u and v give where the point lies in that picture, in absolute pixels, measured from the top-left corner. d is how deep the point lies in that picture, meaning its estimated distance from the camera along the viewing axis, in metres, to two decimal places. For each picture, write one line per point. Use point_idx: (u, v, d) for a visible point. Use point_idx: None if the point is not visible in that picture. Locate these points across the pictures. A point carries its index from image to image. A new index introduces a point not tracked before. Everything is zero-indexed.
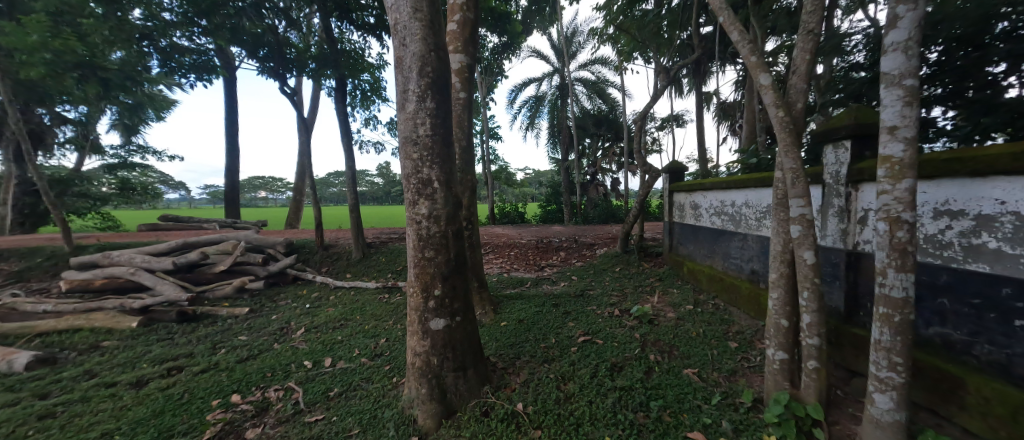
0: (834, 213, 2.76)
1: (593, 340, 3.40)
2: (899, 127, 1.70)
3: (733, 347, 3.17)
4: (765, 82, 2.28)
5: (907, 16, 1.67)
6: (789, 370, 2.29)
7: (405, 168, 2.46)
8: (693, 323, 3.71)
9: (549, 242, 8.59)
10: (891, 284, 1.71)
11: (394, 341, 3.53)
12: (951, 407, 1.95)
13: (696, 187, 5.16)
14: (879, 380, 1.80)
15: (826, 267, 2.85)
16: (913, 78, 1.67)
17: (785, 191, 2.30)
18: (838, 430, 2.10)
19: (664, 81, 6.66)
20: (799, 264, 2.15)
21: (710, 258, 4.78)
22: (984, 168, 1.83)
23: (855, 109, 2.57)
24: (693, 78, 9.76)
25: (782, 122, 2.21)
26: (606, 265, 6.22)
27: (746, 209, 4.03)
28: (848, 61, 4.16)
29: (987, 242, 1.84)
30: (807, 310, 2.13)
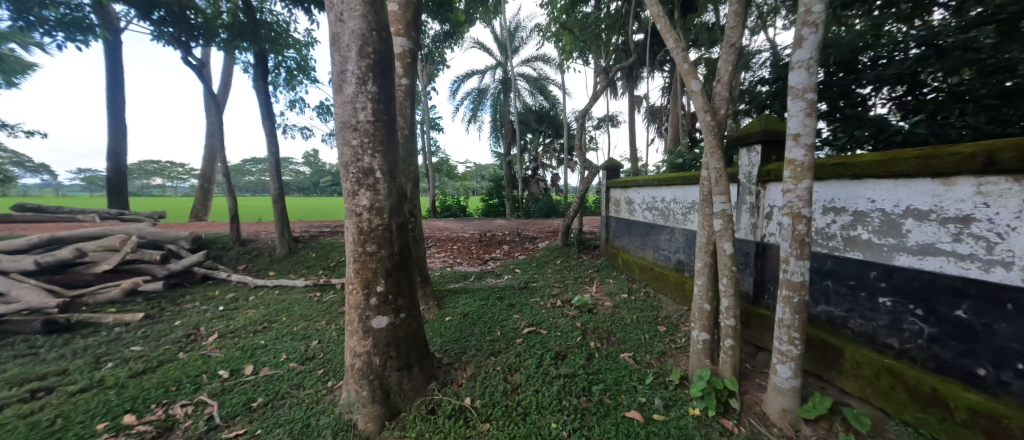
0: (746, 208, 3.13)
1: (537, 331, 3.49)
2: (802, 135, 1.98)
3: (662, 331, 3.46)
4: (695, 88, 2.49)
5: (810, 38, 1.93)
6: (710, 349, 2.56)
7: (343, 155, 2.26)
8: (628, 310, 3.99)
9: (492, 235, 8.61)
10: (792, 270, 2.00)
11: (329, 342, 3.27)
12: (832, 371, 2.32)
13: (631, 183, 5.51)
14: (781, 353, 2.09)
15: (739, 257, 3.23)
16: (813, 93, 1.95)
17: (710, 188, 2.54)
18: (748, 399, 2.39)
19: (602, 82, 6.99)
20: (720, 254, 2.41)
21: (642, 250, 5.17)
22: (861, 172, 2.19)
23: (764, 117, 2.93)
24: (627, 82, 10.37)
25: (709, 126, 2.45)
26: (547, 258, 6.40)
27: (674, 204, 4.40)
28: (756, 75, 4.73)
29: (861, 234, 2.22)
30: (725, 295, 2.39)
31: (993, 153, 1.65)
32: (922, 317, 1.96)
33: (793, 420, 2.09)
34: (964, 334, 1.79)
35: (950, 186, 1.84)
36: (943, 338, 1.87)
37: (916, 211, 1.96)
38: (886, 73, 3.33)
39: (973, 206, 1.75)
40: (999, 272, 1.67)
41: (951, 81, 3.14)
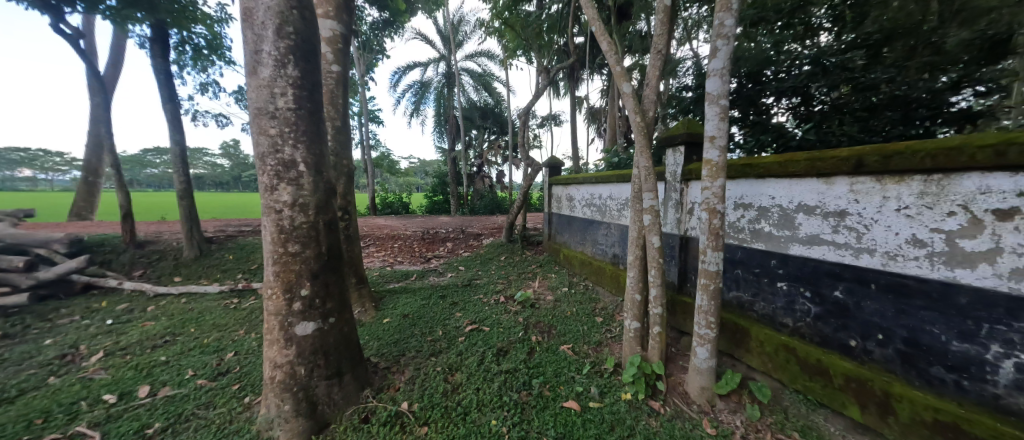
0: (672, 204, 3.37)
1: (480, 328, 3.46)
2: (716, 137, 2.17)
3: (599, 321, 3.62)
4: (627, 90, 2.62)
5: (723, 50, 2.11)
6: (640, 336, 2.73)
7: (259, 144, 2.03)
8: (568, 303, 4.12)
9: (436, 232, 8.42)
10: (709, 260, 2.19)
11: (247, 354, 2.95)
12: (741, 350, 2.60)
13: (571, 180, 5.70)
14: (700, 336, 2.29)
15: (666, 249, 3.48)
16: (725, 100, 2.14)
17: (640, 185, 2.70)
18: (673, 380, 2.59)
19: (544, 81, 7.12)
20: (649, 247, 2.57)
21: (582, 245, 5.37)
22: (765, 172, 2.46)
23: (687, 121, 3.18)
24: (568, 82, 10.69)
25: (639, 127, 2.60)
26: (492, 254, 6.39)
27: (610, 201, 4.62)
28: (682, 82, 5.13)
29: (764, 227, 2.51)
30: (654, 285, 2.56)
31: (861, 157, 1.94)
32: (810, 298, 2.26)
33: (710, 396, 2.31)
34: (840, 311, 2.10)
35: (830, 185, 2.14)
36: (825, 315, 2.18)
37: (806, 206, 2.26)
38: (785, 85, 3.81)
39: (847, 202, 2.06)
40: (865, 257, 1.99)
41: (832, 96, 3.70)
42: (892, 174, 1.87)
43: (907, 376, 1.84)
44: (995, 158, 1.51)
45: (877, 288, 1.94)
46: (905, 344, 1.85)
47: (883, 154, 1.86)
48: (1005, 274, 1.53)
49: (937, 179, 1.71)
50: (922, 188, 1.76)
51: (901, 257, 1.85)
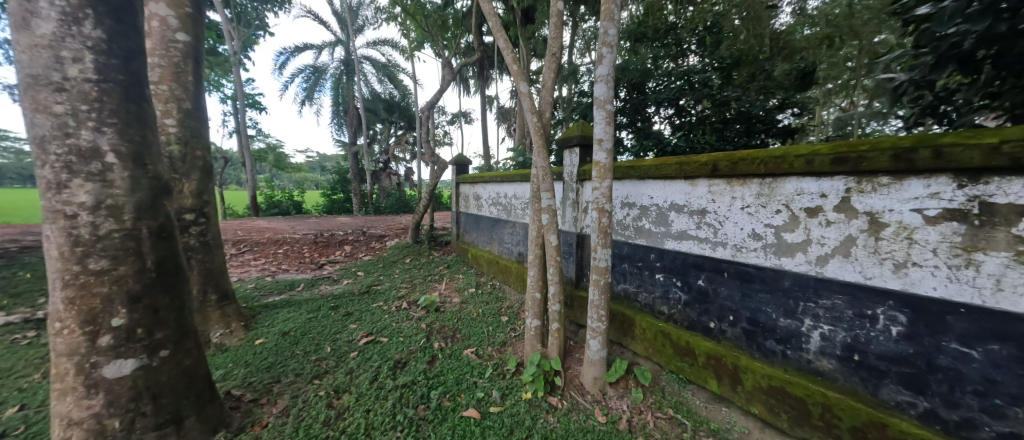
0: (569, 203, 3.52)
1: (377, 340, 3.16)
2: (604, 140, 2.28)
3: (504, 321, 3.62)
4: (524, 90, 2.62)
5: (608, 57, 2.22)
6: (541, 333, 2.78)
7: (35, 124, 1.49)
8: (475, 304, 4.05)
9: (332, 235, 7.61)
10: (599, 257, 2.31)
11: (42, 406, 2.20)
12: (628, 338, 2.81)
13: (478, 179, 5.63)
14: (593, 329, 2.41)
15: (564, 247, 3.62)
16: (611, 104, 2.26)
17: (538, 184, 2.73)
18: (570, 373, 2.69)
19: (450, 76, 6.92)
20: (547, 246, 2.62)
21: (489, 244, 5.35)
22: (645, 174, 2.70)
23: (581, 124, 3.34)
24: (478, 80, 10.62)
25: (535, 127, 2.62)
26: (396, 257, 5.99)
27: (515, 200, 4.67)
28: (579, 87, 5.44)
29: (645, 224, 2.76)
30: (552, 283, 2.62)
31: (717, 162, 2.23)
32: (680, 287, 2.54)
33: (601, 385, 2.45)
34: (704, 297, 2.39)
35: (694, 186, 2.42)
36: (692, 302, 2.46)
37: (677, 205, 2.53)
38: (663, 97, 4.26)
39: (707, 201, 2.35)
40: (720, 249, 2.29)
41: (699, 109, 4.26)
42: (739, 177, 2.17)
43: (750, 350, 2.16)
44: (807, 165, 1.84)
45: (729, 275, 2.25)
46: (748, 323, 2.17)
47: (731, 160, 2.16)
48: (813, 260, 1.88)
49: (769, 182, 2.04)
50: (759, 189, 2.08)
51: (745, 248, 2.16)
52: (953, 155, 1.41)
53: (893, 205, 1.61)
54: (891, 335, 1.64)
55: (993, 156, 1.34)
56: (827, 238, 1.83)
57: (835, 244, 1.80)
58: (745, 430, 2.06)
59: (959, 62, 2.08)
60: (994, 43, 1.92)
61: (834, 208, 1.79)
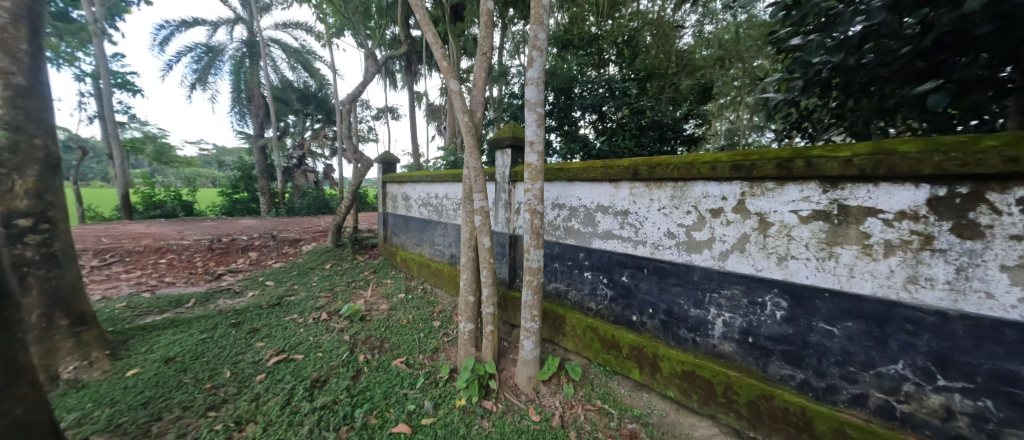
0: (501, 204, 3.52)
1: (291, 358, 2.83)
2: (535, 142, 2.31)
3: (437, 326, 3.49)
4: (454, 88, 2.53)
5: (538, 61, 2.25)
6: (475, 337, 2.74)
7: None
8: (405, 310, 3.85)
9: (234, 240, 6.66)
10: (532, 258, 2.33)
11: None
12: (560, 336, 2.90)
13: (407, 178, 5.35)
14: (527, 330, 2.43)
15: (497, 248, 3.62)
16: (542, 107, 2.29)
17: (470, 186, 2.68)
18: (505, 375, 2.68)
19: (374, 69, 6.49)
20: (480, 248, 2.58)
21: (419, 246, 5.13)
22: (574, 176, 2.81)
23: (513, 125, 3.36)
24: (405, 75, 10.15)
25: (467, 126, 2.56)
26: (313, 263, 5.44)
27: (446, 200, 4.52)
28: (509, 89, 5.48)
29: (575, 224, 2.88)
30: (485, 285, 2.59)
31: (637, 166, 2.40)
32: (606, 283, 2.69)
33: (535, 384, 2.49)
34: (627, 292, 2.57)
35: (618, 188, 2.58)
36: (616, 297, 2.63)
37: (602, 206, 2.68)
38: (587, 102, 4.49)
39: (629, 202, 2.52)
40: (641, 247, 2.48)
41: (618, 116, 4.59)
42: (656, 181, 2.37)
43: (667, 339, 2.37)
44: (711, 171, 2.06)
45: (648, 271, 2.44)
46: (665, 315, 2.37)
47: (650, 165, 2.34)
48: (716, 256, 2.12)
49: (680, 185, 2.25)
50: (673, 192, 2.29)
51: (661, 246, 2.37)
52: (820, 165, 1.69)
53: (777, 207, 1.88)
54: (776, 319, 1.91)
55: (847, 166, 1.62)
56: (727, 236, 2.07)
57: (733, 241, 2.05)
58: (664, 413, 2.24)
59: (818, 88, 2.51)
60: (841, 73, 2.36)
61: (733, 209, 2.03)
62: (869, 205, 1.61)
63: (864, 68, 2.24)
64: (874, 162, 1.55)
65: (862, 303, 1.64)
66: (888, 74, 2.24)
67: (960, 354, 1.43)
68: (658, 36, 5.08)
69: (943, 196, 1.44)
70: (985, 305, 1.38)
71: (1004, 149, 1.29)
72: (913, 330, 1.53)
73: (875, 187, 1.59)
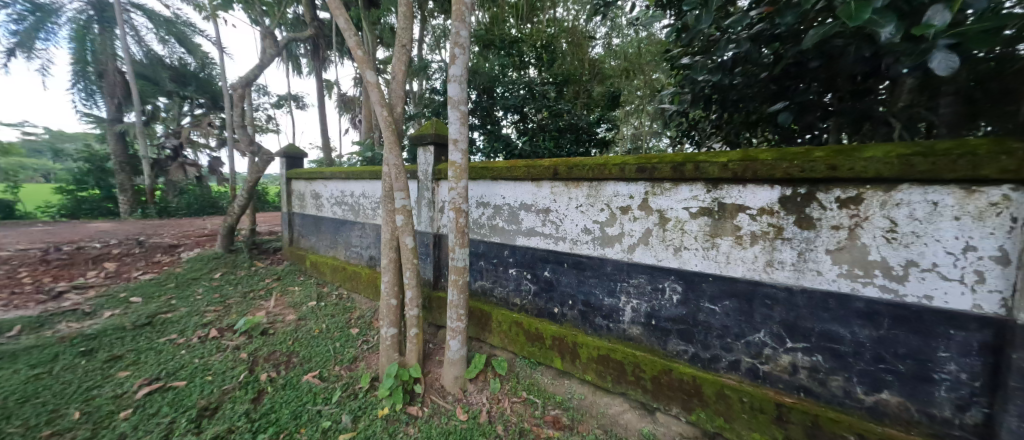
0: (424, 203, 3.42)
1: (169, 386, 2.45)
2: (459, 140, 2.28)
3: (354, 333, 3.26)
4: (370, 79, 2.37)
5: (460, 58, 2.23)
6: (398, 342, 2.63)
7: None
8: (316, 319, 3.54)
9: (81, 247, 5.38)
10: (457, 257, 2.31)
11: None
12: (486, 333, 2.94)
13: (316, 175, 4.86)
14: (453, 330, 2.41)
15: (420, 248, 3.52)
16: (465, 106, 2.28)
17: (390, 184, 2.55)
18: (431, 378, 2.63)
19: (274, 51, 5.77)
20: (402, 248, 2.48)
21: (333, 248, 4.72)
22: (498, 175, 2.87)
23: (436, 122, 3.28)
24: (312, 60, 9.22)
25: (386, 121, 2.42)
26: (197, 272, 4.65)
27: (363, 199, 4.22)
28: (431, 84, 5.33)
29: (499, 223, 2.94)
30: (409, 287, 2.50)
31: (557, 167, 2.54)
32: (530, 279, 2.80)
33: (461, 383, 2.49)
34: (549, 286, 2.70)
35: (540, 187, 2.70)
36: (539, 291, 2.75)
37: (525, 204, 2.78)
38: (509, 103, 4.59)
39: (550, 201, 2.66)
40: (561, 243, 2.63)
41: (538, 117, 4.79)
42: (574, 180, 2.53)
43: (584, 327, 2.55)
44: (621, 172, 2.28)
45: (568, 265, 2.60)
46: (583, 305, 2.55)
47: (568, 166, 2.49)
48: (626, 249, 2.34)
49: (595, 185, 2.44)
50: (588, 192, 2.47)
51: (579, 241, 2.54)
52: (706, 168, 1.97)
53: (673, 204, 2.15)
54: (673, 302, 2.19)
55: (725, 170, 1.92)
56: (634, 231, 2.30)
57: (639, 235, 2.29)
58: (582, 396, 2.42)
59: (703, 103, 2.94)
60: (719, 92, 2.79)
61: (638, 206, 2.27)
62: (740, 202, 1.93)
63: (735, 88, 2.67)
64: (744, 167, 1.87)
65: (736, 284, 1.97)
66: (751, 94, 2.71)
67: (801, 320, 1.80)
68: (572, 44, 5.39)
69: (790, 195, 1.79)
70: (817, 280, 1.76)
71: (829, 158, 1.65)
72: (771, 304, 1.88)
73: (744, 188, 1.91)
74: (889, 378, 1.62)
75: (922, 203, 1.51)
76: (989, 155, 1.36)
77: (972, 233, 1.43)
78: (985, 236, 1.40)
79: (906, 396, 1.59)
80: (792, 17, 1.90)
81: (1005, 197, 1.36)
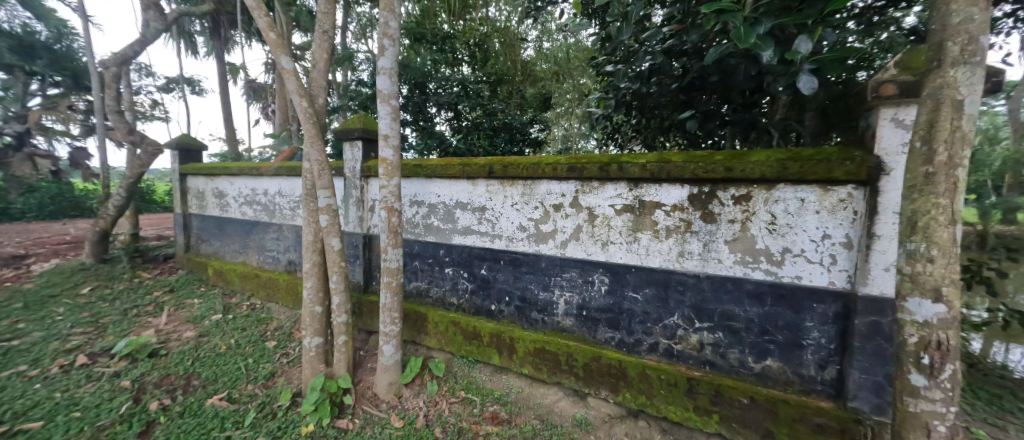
0: (352, 202, 3.21)
1: (19, 429, 2.11)
2: (390, 136, 2.18)
3: (271, 347, 2.98)
4: (286, 66, 2.16)
5: (389, 50, 2.13)
6: (324, 352, 2.45)
7: None
8: (222, 334, 3.17)
9: None
10: (390, 259, 2.22)
11: None
12: (422, 335, 2.88)
13: (219, 170, 4.28)
14: (386, 334, 2.31)
15: (348, 249, 3.30)
16: (396, 100, 2.19)
17: (312, 182, 2.35)
18: (362, 387, 2.50)
19: (159, 25, 4.92)
20: (328, 251, 2.31)
21: (242, 253, 4.20)
22: (433, 173, 2.82)
23: (364, 116, 3.09)
24: (211, 39, 8.05)
25: (306, 113, 2.22)
26: (57, 288, 3.84)
27: (279, 198, 3.82)
28: (357, 75, 4.99)
29: (434, 222, 2.89)
30: (335, 293, 2.33)
31: (493, 165, 2.56)
32: (466, 277, 2.79)
33: (396, 389, 2.40)
34: (485, 284, 2.72)
35: (475, 185, 2.70)
36: (476, 289, 2.76)
37: (461, 202, 2.76)
38: (443, 100, 4.51)
39: (485, 199, 2.67)
40: (497, 241, 2.66)
41: (473, 115, 4.78)
42: (509, 179, 2.57)
43: (521, 322, 2.62)
44: (553, 171, 2.38)
45: (504, 262, 2.64)
46: (519, 301, 2.62)
47: (503, 164, 2.53)
48: (558, 245, 2.45)
49: (529, 184, 2.51)
50: (523, 190, 2.54)
51: (515, 239, 2.59)
52: (628, 169, 2.15)
53: (600, 202, 2.30)
54: (601, 293, 2.35)
55: (644, 170, 2.11)
56: (565, 227, 2.42)
57: (570, 231, 2.41)
58: (519, 389, 2.48)
59: (624, 108, 3.19)
60: (638, 99, 3.05)
61: (570, 204, 2.39)
62: (657, 200, 2.14)
63: (652, 96, 2.95)
64: (660, 168, 2.07)
65: (655, 274, 2.18)
66: (665, 102, 3.01)
67: (707, 302, 2.06)
68: (505, 44, 5.46)
69: (697, 193, 2.03)
70: (719, 267, 2.02)
71: (726, 161, 1.91)
72: (683, 290, 2.12)
73: (660, 187, 2.12)
74: (772, 347, 1.93)
75: (793, 200, 1.82)
76: (838, 161, 1.68)
77: (828, 224, 1.76)
78: (836, 226, 1.74)
79: (784, 361, 1.91)
80: (696, 36, 2.16)
81: (849, 194, 1.70)
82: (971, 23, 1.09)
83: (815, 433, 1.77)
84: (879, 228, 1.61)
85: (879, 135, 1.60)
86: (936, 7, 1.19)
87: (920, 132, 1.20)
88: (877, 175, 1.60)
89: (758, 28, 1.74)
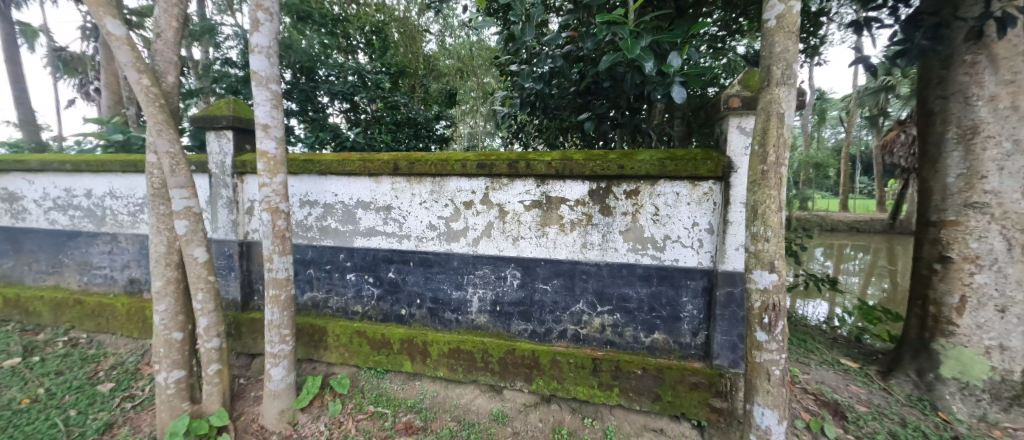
0: (222, 203, 2.69)
1: None
2: (271, 127, 1.87)
3: (108, 392, 2.33)
4: (114, 31, 1.66)
5: (266, 26, 1.81)
6: (188, 387, 2.01)
7: None
8: (21, 384, 2.36)
9: None
10: (276, 268, 1.91)
11: None
12: (321, 350, 2.58)
13: (6, 165, 3.16)
14: (274, 356, 1.99)
15: (219, 261, 2.75)
16: (276, 85, 1.88)
17: (162, 179, 1.89)
18: (243, 421, 2.13)
19: None
20: (188, 264, 1.88)
21: (53, 274, 3.19)
22: (328, 170, 2.53)
23: (234, 102, 2.60)
24: None
25: (149, 94, 1.76)
26: None
27: (110, 200, 2.99)
28: (222, 52, 4.17)
29: (331, 223, 2.61)
30: (203, 314, 1.92)
31: (398, 162, 2.41)
32: (372, 282, 2.59)
33: (290, 416, 2.10)
34: (394, 288, 2.56)
35: (379, 184, 2.51)
36: (384, 294, 2.57)
37: (363, 202, 2.54)
38: (337, 89, 4.06)
39: (391, 197, 2.50)
40: (405, 242, 2.52)
41: (372, 108, 4.46)
42: (416, 176, 2.45)
43: (433, 324, 2.53)
44: (463, 168, 2.34)
45: (414, 264, 2.51)
46: (432, 302, 2.52)
47: (410, 161, 2.40)
48: (471, 242, 2.43)
49: (438, 181, 2.43)
50: (433, 188, 2.44)
51: (425, 238, 2.49)
52: (535, 166, 2.23)
53: (509, 198, 2.34)
54: (513, 287, 2.40)
55: (550, 168, 2.22)
56: (477, 225, 2.41)
57: (482, 229, 2.40)
58: (434, 393, 2.40)
59: (530, 108, 3.30)
60: (541, 100, 3.18)
61: (480, 201, 2.38)
62: (562, 196, 2.27)
63: (553, 97, 3.11)
64: (563, 165, 2.20)
65: (562, 265, 2.31)
66: (564, 104, 3.22)
67: (607, 288, 2.27)
68: (405, 35, 5.19)
69: (596, 189, 2.22)
70: (616, 256, 2.23)
71: (618, 160, 2.11)
72: (587, 278, 2.29)
73: (565, 183, 2.25)
74: (658, 322, 2.22)
75: (671, 193, 2.11)
76: (703, 160, 2.00)
77: (697, 214, 2.08)
78: (703, 215, 2.07)
79: (667, 333, 2.22)
80: (591, 43, 2.33)
81: (710, 189, 2.05)
82: (787, 53, 1.40)
83: (692, 390, 2.09)
84: (732, 216, 1.98)
85: (730, 140, 1.97)
86: (764, 38, 1.48)
87: (757, 139, 1.47)
88: (729, 173, 1.97)
89: (641, 42, 1.95)
